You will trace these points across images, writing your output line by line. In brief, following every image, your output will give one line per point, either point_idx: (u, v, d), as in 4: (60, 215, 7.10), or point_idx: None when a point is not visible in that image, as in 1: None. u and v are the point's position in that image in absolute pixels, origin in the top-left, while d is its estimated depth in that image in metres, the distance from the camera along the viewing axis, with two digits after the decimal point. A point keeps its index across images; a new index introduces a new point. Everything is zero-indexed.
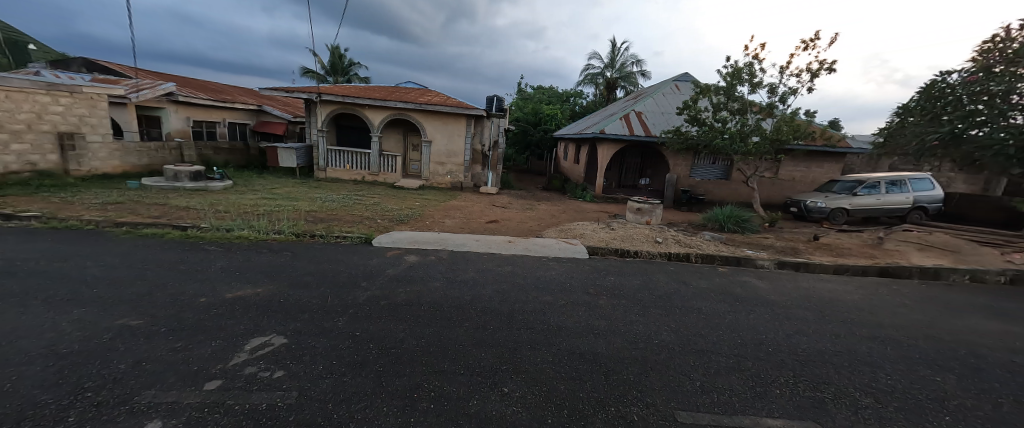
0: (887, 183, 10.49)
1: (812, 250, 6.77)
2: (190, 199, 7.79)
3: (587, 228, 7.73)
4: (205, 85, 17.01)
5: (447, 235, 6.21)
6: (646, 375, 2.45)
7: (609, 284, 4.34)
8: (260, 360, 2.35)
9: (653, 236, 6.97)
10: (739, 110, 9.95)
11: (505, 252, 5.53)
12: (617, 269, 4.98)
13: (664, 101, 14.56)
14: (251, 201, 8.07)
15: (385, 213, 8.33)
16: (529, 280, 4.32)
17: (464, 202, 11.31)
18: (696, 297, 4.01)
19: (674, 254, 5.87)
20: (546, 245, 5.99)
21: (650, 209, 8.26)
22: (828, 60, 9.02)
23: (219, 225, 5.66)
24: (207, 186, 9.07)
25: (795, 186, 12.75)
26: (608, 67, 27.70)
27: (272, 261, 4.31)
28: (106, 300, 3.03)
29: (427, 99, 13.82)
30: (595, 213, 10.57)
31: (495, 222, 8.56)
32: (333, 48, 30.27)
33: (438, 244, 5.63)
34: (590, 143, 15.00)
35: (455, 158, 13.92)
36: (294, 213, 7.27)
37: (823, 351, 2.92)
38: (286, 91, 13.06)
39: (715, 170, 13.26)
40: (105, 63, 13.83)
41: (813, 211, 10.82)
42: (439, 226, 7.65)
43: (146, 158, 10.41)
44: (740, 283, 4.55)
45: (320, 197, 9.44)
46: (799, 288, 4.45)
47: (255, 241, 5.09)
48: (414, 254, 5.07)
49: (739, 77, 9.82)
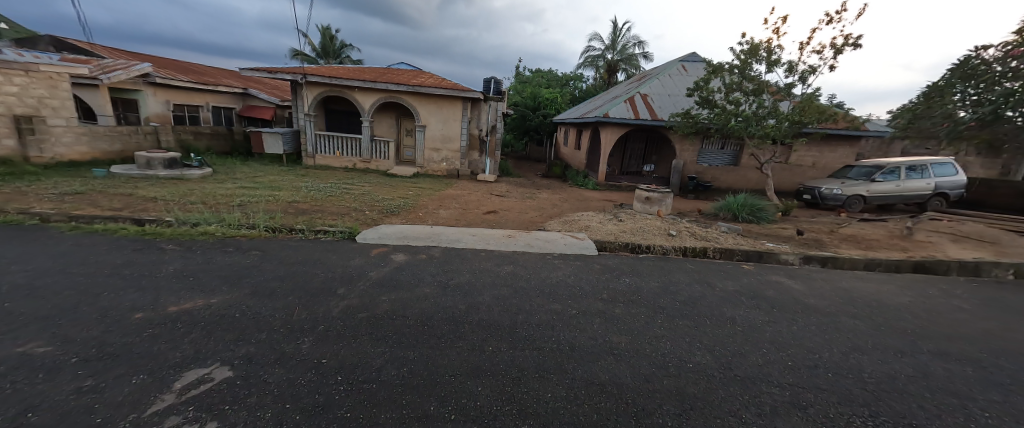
0: (907, 169, 9.94)
1: (837, 242, 6.24)
2: (160, 188, 7.15)
3: (592, 219, 7.16)
4: (185, 66, 16.05)
5: (441, 229, 5.63)
6: (686, 418, 1.93)
7: (623, 287, 3.80)
8: (189, 406, 1.80)
9: (666, 227, 6.40)
10: (755, 91, 9.25)
11: (504, 248, 4.96)
12: (630, 268, 4.42)
13: (670, 82, 13.80)
14: (229, 191, 7.46)
15: (374, 203, 7.74)
16: (532, 284, 3.79)
17: (460, 190, 10.69)
18: (725, 303, 3.47)
19: (690, 249, 5.38)
20: (549, 240, 5.44)
21: (659, 198, 7.65)
22: (854, 34, 8.29)
23: (186, 219, 5.06)
24: (183, 174, 8.41)
25: (807, 173, 12.17)
26: (608, 49, 26.68)
27: (238, 263, 3.74)
28: (15, 317, 2.45)
29: (420, 81, 13.03)
30: (599, 202, 9.99)
31: (494, 213, 7.99)
32: (324, 29, 29.05)
33: (430, 240, 5.04)
34: (591, 127, 14.32)
35: (450, 144, 13.24)
36: (274, 204, 6.66)
37: (894, 376, 2.40)
38: (269, 72, 12.22)
39: (724, 155, 12.65)
40: (75, 42, 12.89)
41: (828, 199, 10.29)
42: (433, 218, 7.05)
43: (119, 144, 9.66)
44: (772, 283, 4.05)
45: (306, 186, 8.81)
46: (838, 289, 3.93)
47: (223, 237, 4.51)
48: (402, 252, 4.50)
49: (756, 54, 9.08)
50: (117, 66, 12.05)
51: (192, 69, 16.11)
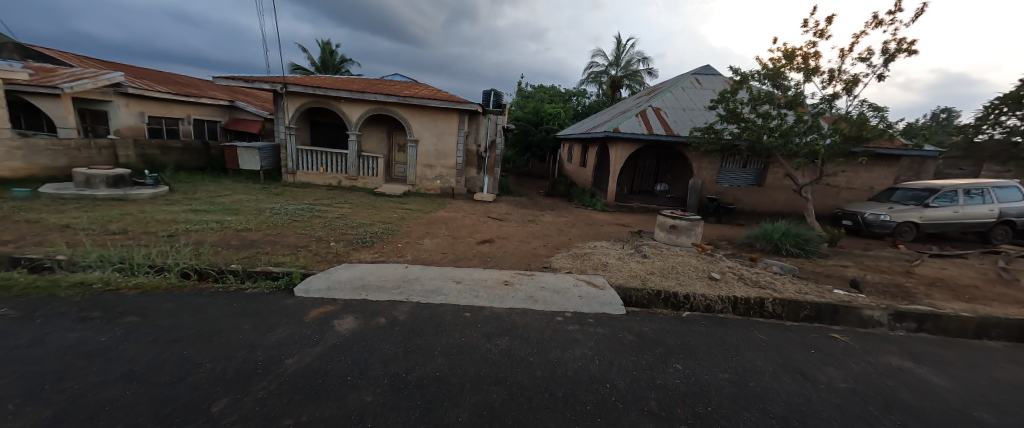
0: (965, 193, 8.63)
1: (924, 288, 4.87)
2: (83, 212, 5.92)
3: (607, 254, 5.85)
4: (168, 78, 15.16)
5: (417, 273, 4.31)
6: None
7: (679, 383, 2.43)
8: None
9: (705, 268, 5.07)
10: (789, 103, 8.07)
11: (497, 304, 3.63)
12: (677, 341, 3.04)
13: (684, 95, 12.76)
14: (172, 215, 6.24)
15: (347, 231, 6.49)
16: (537, 379, 2.43)
17: (453, 213, 9.46)
18: (858, 425, 2.09)
19: (743, 303, 4.07)
20: (559, 289, 4.10)
21: (687, 227, 6.34)
22: (910, 39, 7.04)
23: (75, 259, 3.81)
24: (127, 194, 7.24)
25: (840, 194, 10.91)
26: (613, 65, 25.92)
27: (81, 345, 2.40)
28: None
29: (413, 92, 11.99)
30: (612, 228, 8.72)
31: (489, 243, 6.70)
32: (324, 44, 28.61)
33: (396, 292, 3.72)
34: (599, 143, 13.19)
35: (445, 160, 12.07)
36: (217, 233, 5.41)
37: None
38: (248, 82, 11.20)
39: (747, 175, 11.41)
40: (42, 49, 11.99)
41: (873, 226, 8.96)
42: (413, 250, 5.74)
43: (65, 159, 8.52)
44: (898, 372, 2.69)
45: (272, 208, 7.61)
46: (1003, 386, 2.59)
47: (103, 291, 3.23)
48: (352, 315, 3.17)
49: (789, 61, 7.95)
50: (84, 76, 11.15)
51: (174, 81, 15.25)
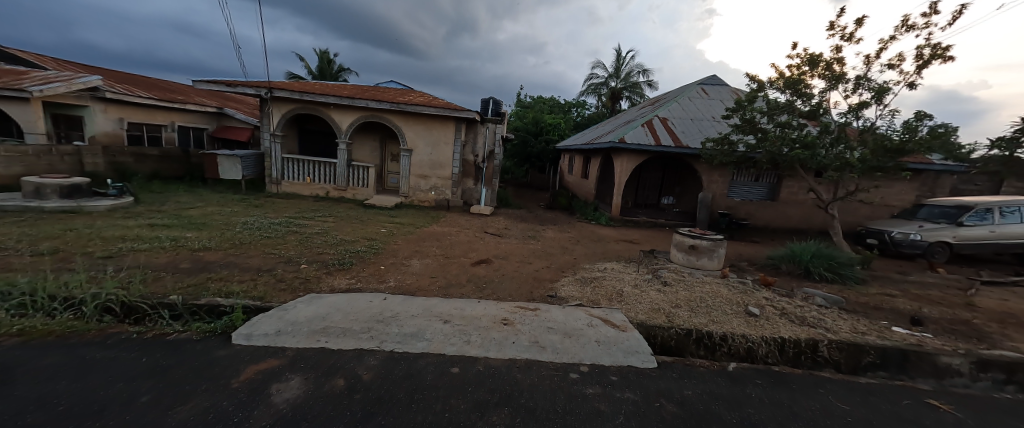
0: (1000, 210, 7.96)
1: (997, 327, 4.12)
2: (20, 227, 5.16)
3: (621, 279, 5.08)
4: (152, 84, 14.54)
5: (395, 308, 3.54)
6: None
7: None
8: None
9: (738, 299, 4.33)
10: (813, 112, 7.44)
11: (494, 354, 2.86)
12: (736, 416, 2.25)
13: (691, 105, 12.23)
14: (123, 231, 5.48)
15: (324, 249, 5.73)
16: None
17: (447, 227, 8.73)
18: None
19: (796, 349, 3.31)
20: (570, 329, 3.35)
21: (709, 247, 5.61)
22: (946, 43, 6.46)
23: None
24: (81, 205, 6.47)
25: (860, 210, 10.25)
26: (613, 77, 25.56)
27: None
28: None
29: (407, 99, 11.36)
30: (620, 245, 8.00)
31: (485, 264, 5.93)
32: (321, 53, 28.19)
33: (366, 337, 2.94)
34: (603, 154, 12.57)
35: (440, 171, 11.38)
36: (166, 253, 4.65)
37: None
38: (232, 86, 10.56)
39: (760, 189, 10.76)
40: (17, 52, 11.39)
41: (902, 246, 8.25)
42: (397, 274, 4.94)
43: (21, 166, 7.75)
44: None
45: (244, 222, 6.86)
46: None
47: None
48: (300, 375, 2.37)
49: (812, 68, 7.36)
50: (58, 79, 10.50)
51: (159, 87, 14.62)
